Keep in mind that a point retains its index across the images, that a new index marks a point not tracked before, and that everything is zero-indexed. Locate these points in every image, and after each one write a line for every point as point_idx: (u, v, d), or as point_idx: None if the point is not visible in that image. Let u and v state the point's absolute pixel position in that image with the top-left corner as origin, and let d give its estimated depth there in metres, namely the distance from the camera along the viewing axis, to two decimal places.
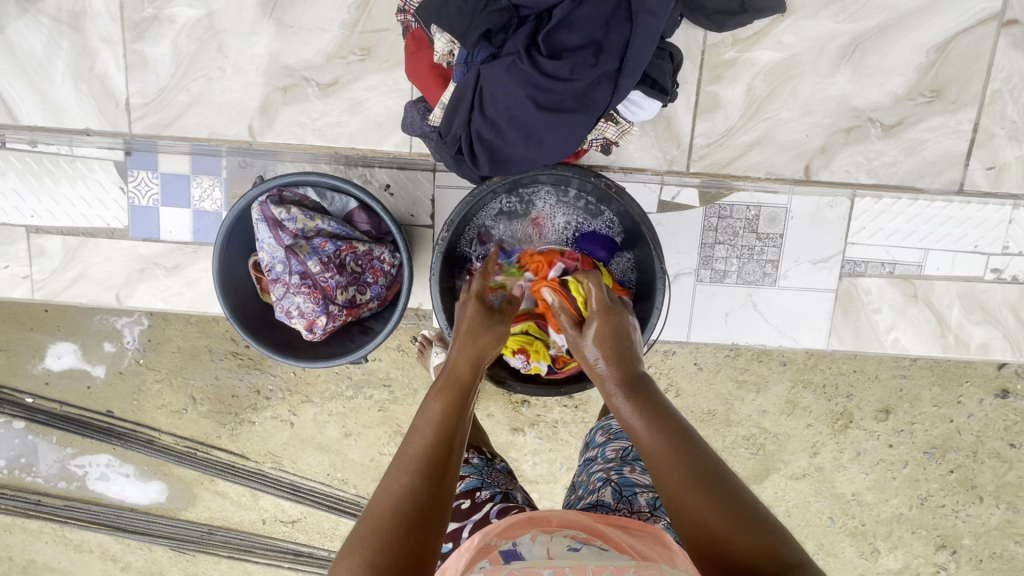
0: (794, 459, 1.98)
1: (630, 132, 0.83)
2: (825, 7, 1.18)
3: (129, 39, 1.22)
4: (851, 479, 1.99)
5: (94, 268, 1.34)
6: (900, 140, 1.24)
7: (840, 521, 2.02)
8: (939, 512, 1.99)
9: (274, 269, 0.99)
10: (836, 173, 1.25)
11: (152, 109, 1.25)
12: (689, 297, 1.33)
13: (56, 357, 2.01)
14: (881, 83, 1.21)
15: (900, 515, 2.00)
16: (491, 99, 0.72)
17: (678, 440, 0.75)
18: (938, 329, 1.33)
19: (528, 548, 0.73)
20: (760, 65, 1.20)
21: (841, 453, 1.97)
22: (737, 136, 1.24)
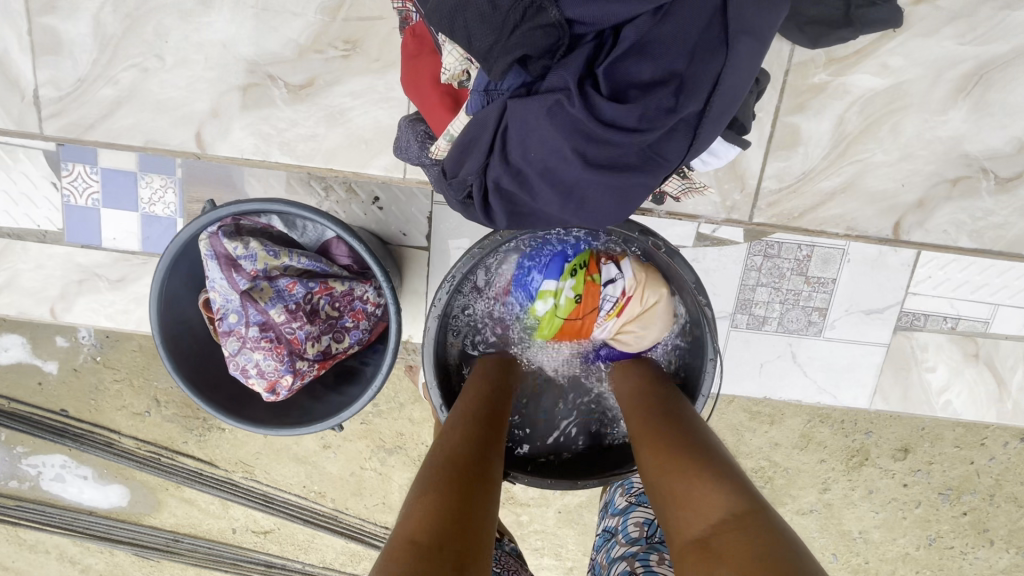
0: (803, 494, 1.86)
1: (695, 186, 0.65)
2: (948, 23, 0.95)
3: (36, 10, 0.95)
4: (860, 517, 1.88)
5: (24, 276, 1.12)
6: (1012, 197, 1.02)
7: (844, 558, 1.92)
8: (946, 553, 1.90)
9: (226, 317, 0.79)
10: (929, 234, 1.04)
11: (70, 104, 0.99)
12: (721, 342, 1.16)
13: (2, 350, 1.81)
14: (1003, 126, 0.98)
15: (906, 554, 1.91)
16: (520, 144, 0.52)
17: (662, 400, 0.81)
18: (997, 394, 1.18)
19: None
20: (857, 94, 0.98)
21: (852, 490, 1.86)
22: (817, 181, 1.02)
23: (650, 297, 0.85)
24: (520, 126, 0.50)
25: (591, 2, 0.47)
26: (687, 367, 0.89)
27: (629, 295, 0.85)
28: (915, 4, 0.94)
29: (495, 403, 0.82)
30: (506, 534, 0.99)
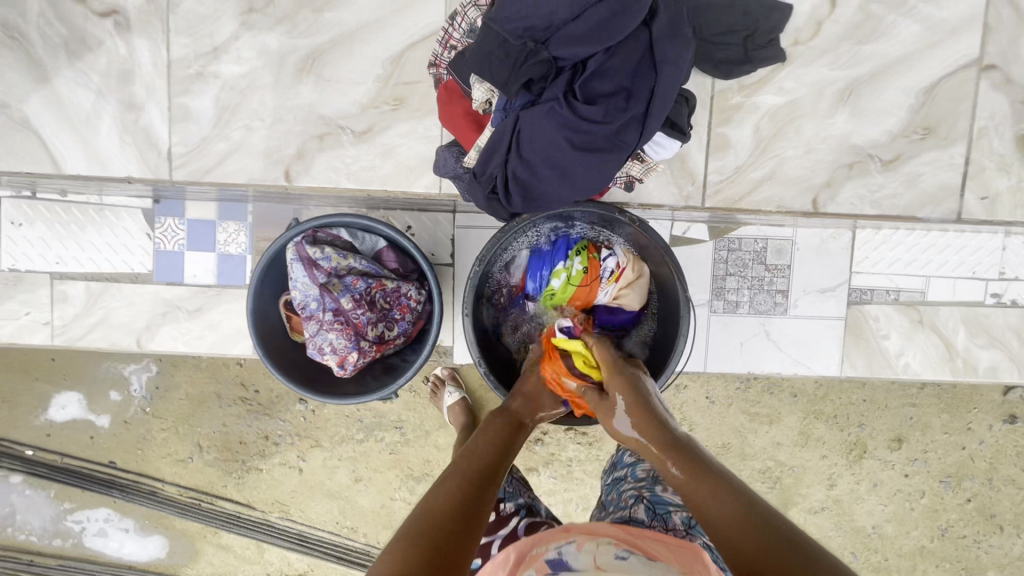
0: (812, 492, 1.96)
1: (654, 169, 0.90)
2: (821, 55, 1.25)
3: (175, 92, 1.24)
4: (870, 511, 1.97)
5: (116, 312, 1.35)
6: (900, 173, 1.29)
7: (863, 556, 1.98)
8: (960, 543, 1.97)
9: (308, 306, 1.01)
10: (841, 207, 1.30)
11: (195, 156, 1.26)
12: (704, 327, 1.36)
13: (59, 408, 1.97)
14: (876, 123, 1.26)
15: (921, 547, 1.98)
16: (528, 142, 0.77)
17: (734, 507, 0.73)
18: (947, 354, 1.37)
19: (573, 558, 0.70)
20: (763, 109, 1.26)
21: (857, 484, 1.96)
22: (748, 174, 1.29)
23: (634, 271, 1.09)
24: (529, 129, 0.76)
25: (569, 45, 0.73)
26: (668, 330, 1.08)
27: (622, 266, 1.08)
28: (795, 44, 1.24)
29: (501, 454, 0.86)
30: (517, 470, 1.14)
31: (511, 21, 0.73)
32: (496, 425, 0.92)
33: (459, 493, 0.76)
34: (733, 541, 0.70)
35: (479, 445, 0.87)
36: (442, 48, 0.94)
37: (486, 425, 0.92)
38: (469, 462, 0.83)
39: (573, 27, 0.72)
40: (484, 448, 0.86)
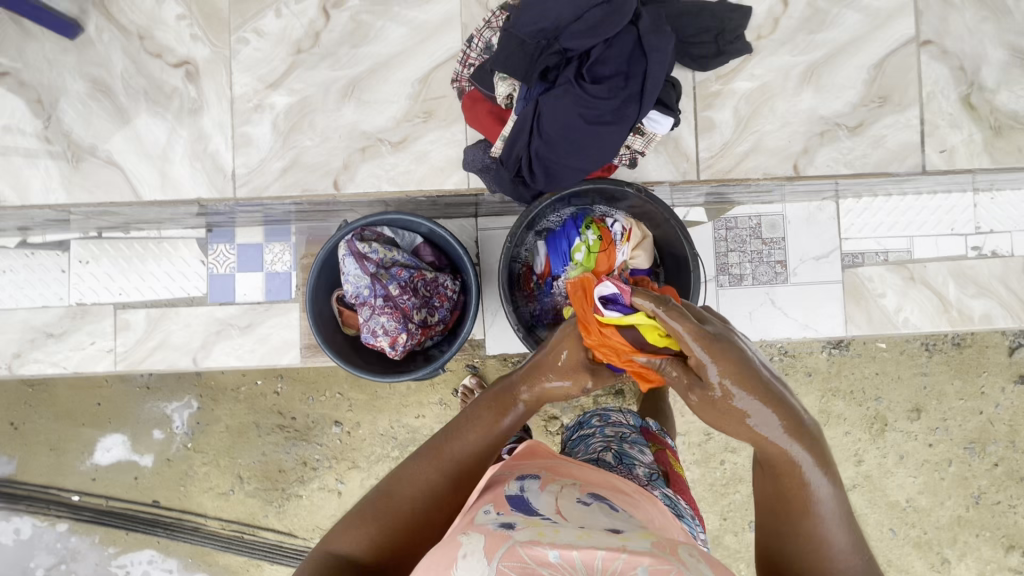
0: (842, 470, 2.00)
1: (654, 141, 1.05)
2: None
3: None
4: (902, 484, 1.99)
5: (174, 334, 1.47)
6: None
7: (902, 531, 1.99)
8: (996, 510, 1.98)
9: (360, 294, 1.14)
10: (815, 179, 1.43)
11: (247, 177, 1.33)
12: (714, 300, 1.48)
13: (104, 451, 2.04)
14: None
15: (958, 518, 1.99)
16: (547, 123, 0.93)
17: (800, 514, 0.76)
18: (942, 306, 1.48)
19: (535, 497, 0.73)
20: None
21: (884, 458, 1.99)
22: None
23: (641, 232, 1.18)
24: (547, 111, 0.92)
25: (574, 39, 0.90)
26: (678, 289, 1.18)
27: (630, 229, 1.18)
28: None
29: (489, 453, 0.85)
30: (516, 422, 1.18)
31: (527, 26, 0.91)
32: (488, 419, 0.86)
33: (429, 487, 0.80)
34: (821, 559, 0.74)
35: (466, 440, 0.84)
36: (462, 66, 1.09)
37: (478, 414, 0.87)
38: (443, 444, 0.83)
39: (577, 25, 0.90)
40: (466, 432, 0.85)
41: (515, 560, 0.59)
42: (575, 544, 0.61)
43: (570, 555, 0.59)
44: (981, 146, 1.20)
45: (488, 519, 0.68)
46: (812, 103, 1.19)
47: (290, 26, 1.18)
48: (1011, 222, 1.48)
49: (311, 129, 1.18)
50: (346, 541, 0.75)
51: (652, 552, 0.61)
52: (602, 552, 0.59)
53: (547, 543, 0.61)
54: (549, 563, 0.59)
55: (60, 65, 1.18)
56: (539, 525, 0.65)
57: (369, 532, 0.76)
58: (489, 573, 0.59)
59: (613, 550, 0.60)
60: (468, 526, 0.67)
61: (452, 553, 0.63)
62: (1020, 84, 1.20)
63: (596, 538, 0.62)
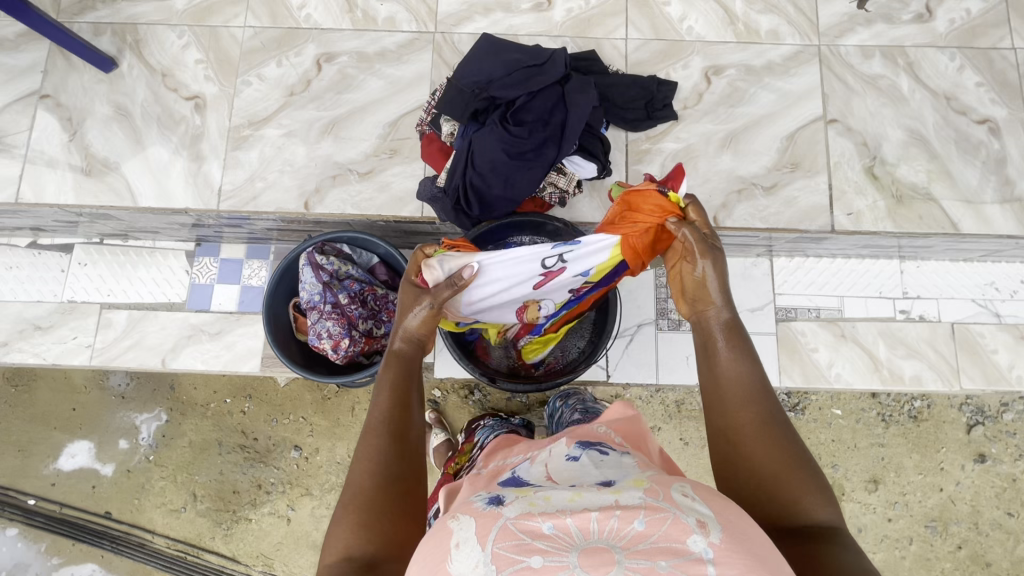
0: None
1: (576, 181, 1.18)
2: None
3: None
4: None
5: (149, 336, 1.59)
6: None
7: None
8: None
9: (312, 300, 1.26)
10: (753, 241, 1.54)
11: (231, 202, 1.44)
12: (652, 343, 1.57)
13: (69, 457, 2.08)
14: None
15: None
16: (478, 155, 1.10)
17: (763, 399, 0.77)
18: (872, 365, 1.55)
19: (526, 471, 0.79)
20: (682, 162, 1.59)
21: None
22: None
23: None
24: (477, 145, 1.09)
25: (503, 89, 1.09)
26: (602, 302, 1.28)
27: None
28: None
29: (407, 396, 0.85)
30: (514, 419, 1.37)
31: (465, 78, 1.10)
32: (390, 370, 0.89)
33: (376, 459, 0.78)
34: (761, 442, 0.74)
35: (381, 401, 0.84)
36: (426, 113, 1.26)
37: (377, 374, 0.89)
38: (375, 415, 0.82)
39: (506, 78, 1.10)
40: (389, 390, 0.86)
41: (511, 539, 0.60)
42: (567, 510, 0.62)
43: (564, 523, 0.60)
44: (885, 213, 1.33)
45: (479, 501, 0.69)
46: (731, 165, 1.35)
47: (287, 73, 1.40)
48: (937, 289, 1.57)
49: (293, 157, 1.37)
50: (336, 551, 0.72)
51: (644, 503, 0.61)
52: (597, 512, 0.60)
53: (540, 512, 0.62)
54: (543, 534, 0.59)
55: (92, 93, 1.41)
56: (530, 497, 0.66)
57: (353, 523, 0.73)
58: (486, 558, 0.58)
59: (606, 510, 0.61)
60: (460, 508, 0.69)
61: (446, 543, 0.63)
62: (918, 161, 1.35)
63: (590, 497, 0.64)
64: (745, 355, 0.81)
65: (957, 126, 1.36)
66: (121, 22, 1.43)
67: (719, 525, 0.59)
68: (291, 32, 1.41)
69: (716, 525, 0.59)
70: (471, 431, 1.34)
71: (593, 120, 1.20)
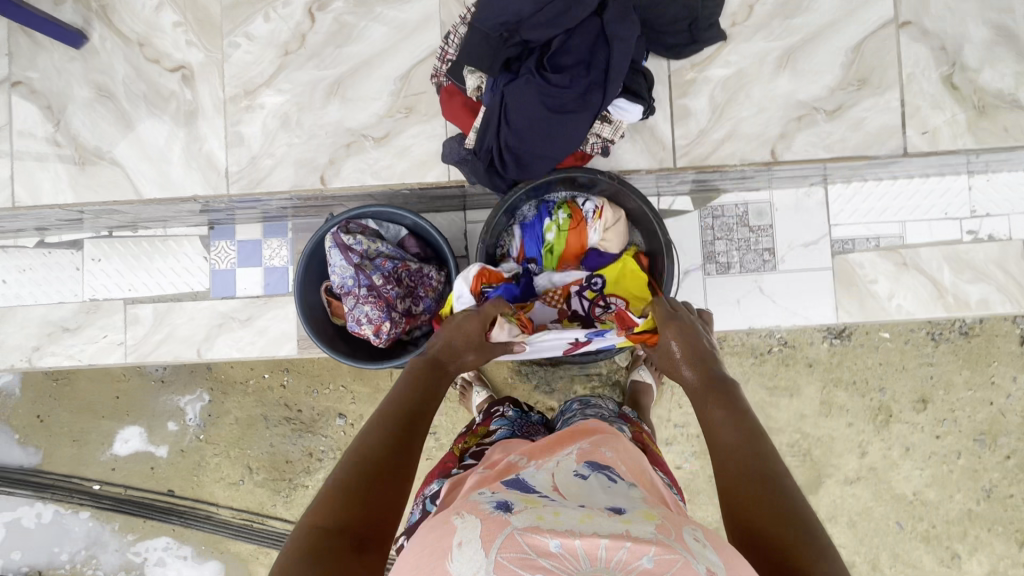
0: (844, 462, 1.78)
1: (622, 129, 1.07)
2: None
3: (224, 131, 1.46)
4: (909, 477, 1.77)
5: (179, 328, 1.54)
6: None
7: (909, 525, 1.77)
8: (1009, 504, 1.77)
9: (346, 285, 1.19)
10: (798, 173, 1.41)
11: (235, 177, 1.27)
12: (700, 289, 1.49)
13: (122, 442, 2.10)
14: None
15: (969, 512, 1.77)
16: (513, 112, 0.97)
17: (750, 458, 0.74)
18: (936, 292, 1.46)
19: (531, 476, 0.73)
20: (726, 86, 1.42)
21: (889, 449, 1.77)
22: None
23: (614, 212, 1.16)
24: (511, 100, 0.96)
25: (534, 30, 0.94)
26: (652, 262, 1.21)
27: (603, 206, 1.16)
28: None
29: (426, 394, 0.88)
30: (534, 410, 1.21)
31: (489, 20, 0.95)
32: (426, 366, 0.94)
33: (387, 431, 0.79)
34: (747, 495, 0.70)
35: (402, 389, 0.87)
36: (440, 62, 1.12)
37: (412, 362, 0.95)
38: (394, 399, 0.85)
39: (538, 16, 0.93)
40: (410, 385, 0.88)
41: (515, 550, 0.57)
42: (575, 531, 0.58)
43: (572, 544, 0.57)
44: (965, 127, 1.19)
45: (486, 503, 0.66)
46: (789, 88, 1.20)
47: (277, 29, 1.24)
48: (1008, 204, 1.44)
49: (300, 127, 1.24)
50: (325, 510, 0.69)
51: (655, 538, 0.58)
52: (605, 539, 0.57)
53: (548, 529, 0.59)
54: (549, 552, 0.56)
55: (68, 73, 1.26)
56: (538, 509, 0.63)
57: (347, 485, 0.72)
58: (486, 564, 0.56)
59: (615, 538, 0.57)
60: (463, 507, 0.66)
61: (448, 539, 0.61)
62: (1004, 63, 1.18)
63: (599, 522, 0.60)
64: (724, 413, 0.82)
65: None
66: None
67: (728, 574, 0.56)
68: None
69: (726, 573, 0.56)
70: (488, 415, 1.16)
71: (635, 54, 1.05)
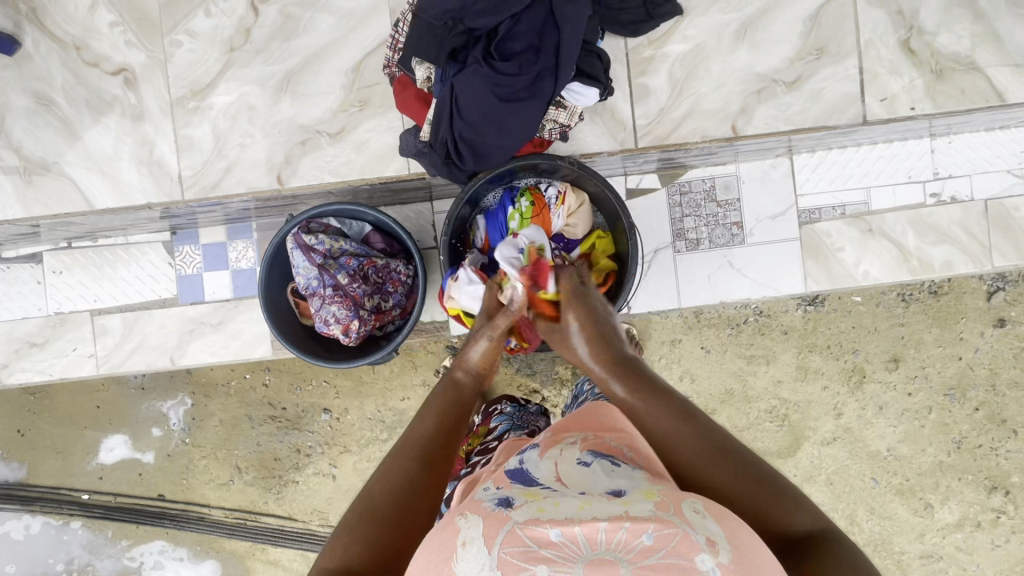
0: (822, 424, 1.80)
1: (577, 114, 1.06)
2: None
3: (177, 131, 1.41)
4: (882, 434, 1.80)
5: (150, 336, 1.52)
6: None
7: (884, 480, 1.81)
8: (978, 453, 1.80)
9: (311, 286, 1.17)
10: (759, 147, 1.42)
11: (187, 179, 1.22)
12: (672, 267, 1.50)
13: (108, 451, 2.05)
14: None
15: (941, 463, 1.80)
16: (464, 102, 0.95)
17: (688, 436, 0.74)
18: (901, 257, 1.48)
19: (535, 467, 0.72)
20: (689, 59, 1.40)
21: (864, 409, 1.80)
22: None
23: (577, 197, 1.17)
24: (461, 90, 0.95)
25: (479, 18, 0.92)
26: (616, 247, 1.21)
27: (566, 192, 1.16)
28: None
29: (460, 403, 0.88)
30: (532, 401, 1.25)
31: (432, 9, 0.93)
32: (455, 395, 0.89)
33: (405, 478, 0.75)
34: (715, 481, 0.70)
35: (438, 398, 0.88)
36: (391, 51, 1.08)
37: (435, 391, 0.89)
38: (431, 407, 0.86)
39: (482, 3, 0.92)
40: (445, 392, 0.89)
41: (517, 544, 0.57)
42: (575, 518, 0.58)
43: (571, 531, 0.56)
44: (923, 92, 1.19)
45: (488, 499, 0.65)
46: (748, 61, 1.18)
47: (220, 24, 1.19)
48: (969, 164, 1.46)
49: (253, 126, 1.21)
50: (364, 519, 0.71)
51: (654, 515, 0.57)
52: (604, 523, 0.56)
53: (548, 520, 0.58)
54: (550, 543, 0.56)
55: (2, 82, 1.21)
56: (538, 501, 0.62)
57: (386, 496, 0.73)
58: (492, 563, 0.56)
59: (614, 520, 0.57)
60: (468, 506, 0.66)
61: (453, 540, 0.60)
62: (961, 24, 1.18)
63: (599, 507, 0.60)
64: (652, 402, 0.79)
65: None
66: None
67: (729, 543, 0.56)
68: None
69: (726, 541, 0.56)
70: (487, 415, 1.22)
71: (588, 36, 1.03)
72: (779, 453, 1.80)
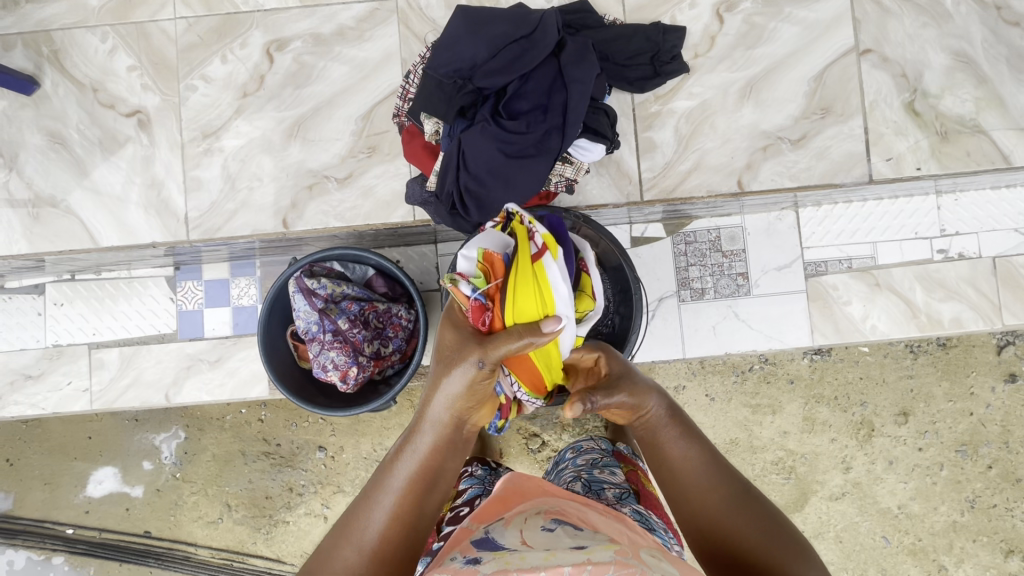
0: (829, 478, 1.74)
1: (583, 169, 1.07)
2: None
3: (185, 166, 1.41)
4: (892, 491, 1.74)
5: (146, 372, 1.50)
6: None
7: (896, 540, 1.74)
8: (993, 514, 1.73)
9: (310, 330, 1.16)
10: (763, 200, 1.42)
11: (191, 220, 1.23)
12: (676, 316, 1.48)
13: (96, 483, 1.99)
14: None
15: (954, 524, 1.73)
16: (471, 157, 0.96)
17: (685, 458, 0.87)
18: (909, 312, 1.46)
19: (501, 535, 0.71)
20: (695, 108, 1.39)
21: (873, 464, 1.74)
22: None
23: None
24: (468, 146, 0.96)
25: (487, 77, 0.96)
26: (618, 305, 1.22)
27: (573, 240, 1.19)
28: None
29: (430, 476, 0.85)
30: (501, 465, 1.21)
31: (441, 66, 0.96)
32: (418, 459, 0.85)
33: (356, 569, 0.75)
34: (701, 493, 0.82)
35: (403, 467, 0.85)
36: (401, 100, 1.10)
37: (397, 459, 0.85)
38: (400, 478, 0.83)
39: (490, 63, 0.96)
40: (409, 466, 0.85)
41: None
42: (540, 566, 0.60)
43: None
44: (928, 153, 1.19)
45: (456, 562, 0.66)
46: (753, 118, 1.19)
47: (235, 70, 1.22)
48: (976, 223, 1.45)
49: (262, 169, 1.22)
50: None
51: (614, 559, 0.61)
52: (569, 568, 0.59)
53: (515, 568, 0.61)
54: None
55: (19, 121, 1.23)
56: (506, 555, 0.64)
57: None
58: None
59: (577, 565, 0.59)
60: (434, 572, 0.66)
61: None
62: (965, 88, 1.19)
63: (563, 555, 0.62)
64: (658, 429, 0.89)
65: (1009, 40, 1.18)
66: (33, 30, 1.23)
67: None
68: (230, 18, 1.22)
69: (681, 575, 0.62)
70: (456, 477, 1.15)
71: (594, 92, 1.04)
72: (786, 508, 1.74)
